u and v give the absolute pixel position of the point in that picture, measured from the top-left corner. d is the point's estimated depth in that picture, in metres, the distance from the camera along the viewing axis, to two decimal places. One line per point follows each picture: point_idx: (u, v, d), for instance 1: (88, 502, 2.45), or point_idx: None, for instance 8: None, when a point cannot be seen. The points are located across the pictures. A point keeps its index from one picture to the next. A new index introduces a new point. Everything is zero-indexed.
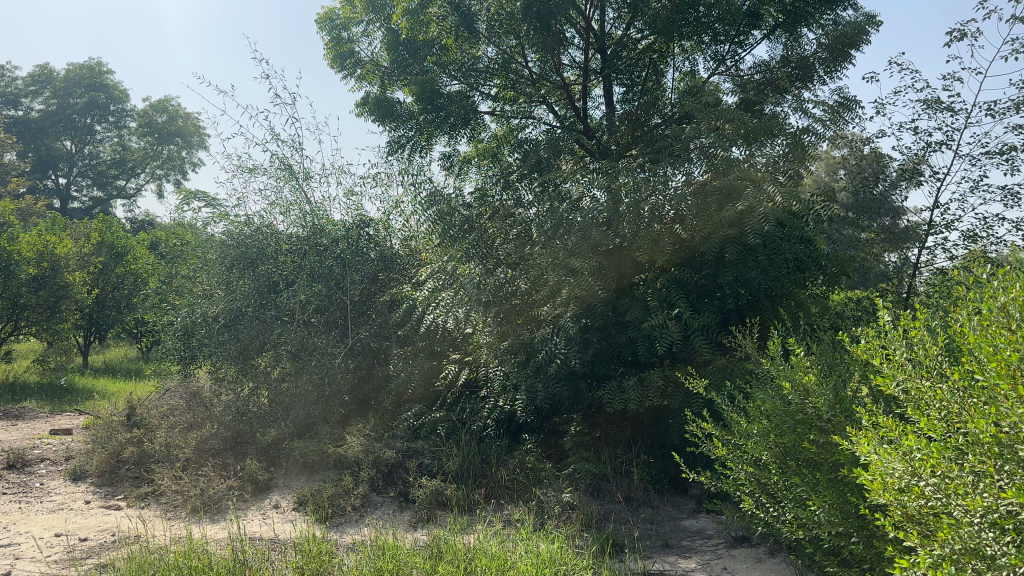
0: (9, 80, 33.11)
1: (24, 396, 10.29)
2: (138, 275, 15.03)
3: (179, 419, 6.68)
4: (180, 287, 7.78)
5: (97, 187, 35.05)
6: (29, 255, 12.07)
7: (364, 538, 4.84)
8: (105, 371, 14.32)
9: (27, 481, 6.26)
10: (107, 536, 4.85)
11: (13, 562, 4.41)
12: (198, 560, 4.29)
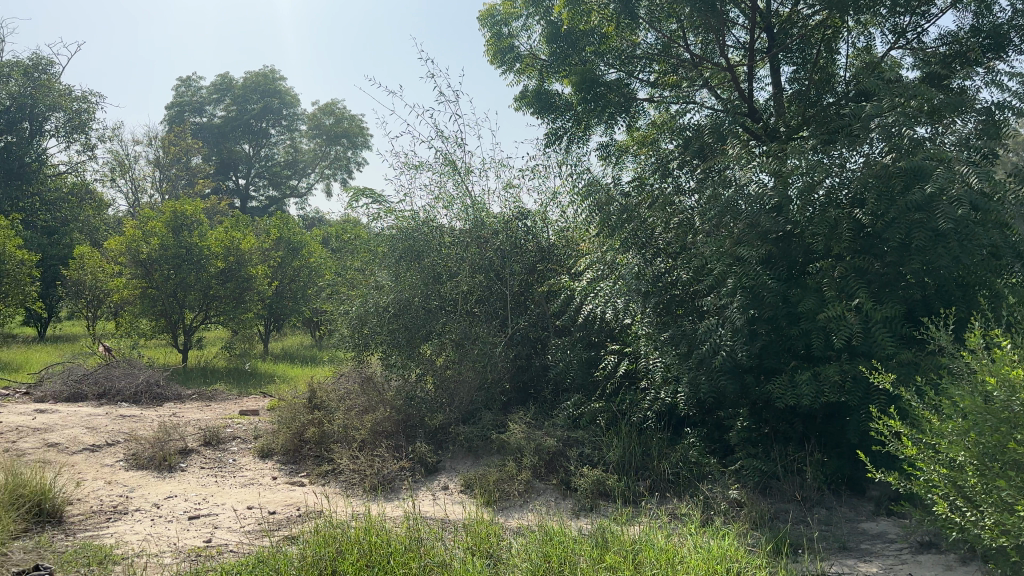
0: (196, 91, 36.68)
1: (213, 379, 11.26)
2: (312, 269, 16.13)
3: (355, 402, 7.07)
4: (350, 279, 8.12)
5: (272, 187, 37.59)
6: (217, 250, 13.20)
7: (531, 523, 4.93)
8: (284, 358, 15.42)
9: (222, 457, 6.84)
10: (293, 510, 5.18)
11: (213, 531, 4.82)
12: (377, 538, 4.56)
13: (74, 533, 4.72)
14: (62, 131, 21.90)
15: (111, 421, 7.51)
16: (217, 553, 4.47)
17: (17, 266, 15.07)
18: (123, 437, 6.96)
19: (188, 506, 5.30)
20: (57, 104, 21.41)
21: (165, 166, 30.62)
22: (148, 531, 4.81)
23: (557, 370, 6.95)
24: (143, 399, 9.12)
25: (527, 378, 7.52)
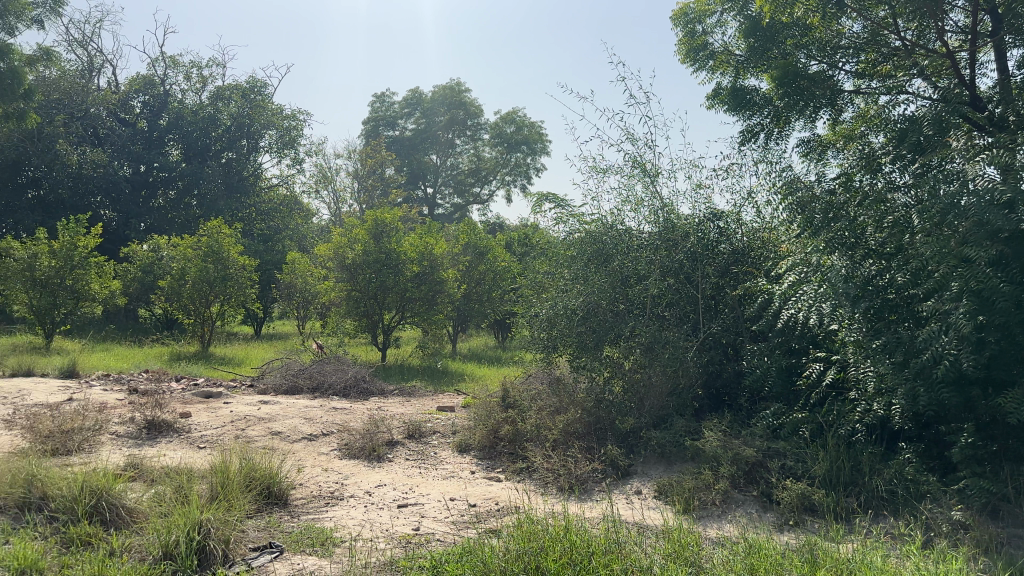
0: (389, 105, 39.59)
1: (410, 377, 11.84)
2: (497, 272, 16.81)
3: (546, 402, 7.24)
4: (539, 283, 8.33)
5: (457, 195, 39.79)
6: (413, 255, 14.01)
7: (732, 534, 4.85)
8: (472, 357, 16.13)
9: (425, 450, 7.22)
10: (493, 504, 5.37)
11: (420, 520, 5.15)
12: (578, 538, 4.61)
13: (298, 516, 5.26)
14: (275, 147, 25.53)
15: (325, 412, 8.12)
16: (425, 542, 4.80)
17: (240, 271, 16.60)
18: (336, 428, 7.49)
19: (396, 495, 5.65)
20: (271, 123, 25.09)
21: (364, 177, 33.74)
22: (362, 517, 5.22)
23: (754, 376, 6.80)
24: (350, 394, 9.70)
25: (720, 385, 7.34)
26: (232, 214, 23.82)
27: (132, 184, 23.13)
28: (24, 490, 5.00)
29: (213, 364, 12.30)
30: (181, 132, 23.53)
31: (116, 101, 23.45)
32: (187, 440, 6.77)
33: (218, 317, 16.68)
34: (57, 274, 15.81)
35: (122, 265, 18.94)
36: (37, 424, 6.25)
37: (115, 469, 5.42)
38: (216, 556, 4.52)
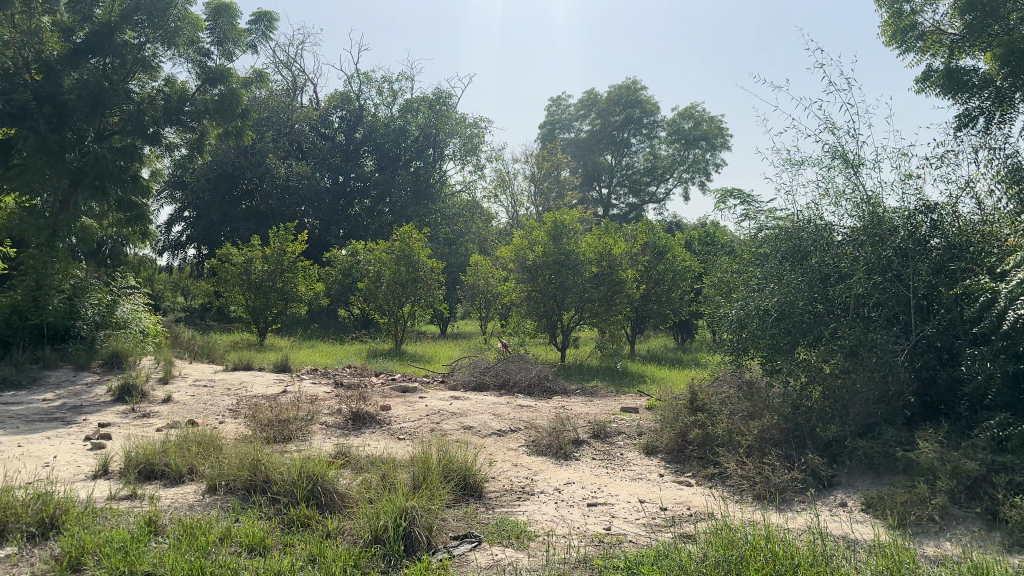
0: (564, 108, 41.54)
1: (591, 376, 12.05)
2: (675, 272, 17.26)
3: (738, 406, 7.09)
4: (733, 282, 8.36)
5: (632, 194, 40.68)
6: (592, 255, 14.40)
7: (954, 553, 4.55)
8: (651, 358, 16.24)
9: (611, 450, 7.27)
10: (684, 509, 5.48)
11: (611, 519, 5.32)
12: (780, 549, 4.43)
13: (493, 508, 5.55)
14: (457, 154, 28.56)
15: (512, 409, 8.39)
16: (618, 542, 4.91)
17: (429, 273, 17.66)
18: (523, 424, 7.71)
19: (586, 493, 5.84)
20: (455, 131, 28.03)
21: (539, 180, 36.59)
22: (555, 513, 5.42)
23: (974, 384, 6.33)
24: (535, 391, 9.88)
25: (935, 394, 6.83)
26: (420, 220, 26.56)
27: (331, 194, 26.10)
28: (250, 473, 5.59)
29: (405, 361, 13.14)
30: (374, 144, 26.96)
31: (317, 117, 27.11)
32: (388, 431, 7.20)
33: (408, 317, 17.68)
34: (269, 276, 17.55)
35: (324, 268, 21.02)
36: (260, 413, 6.97)
37: (327, 455, 5.93)
38: (421, 544, 4.91)
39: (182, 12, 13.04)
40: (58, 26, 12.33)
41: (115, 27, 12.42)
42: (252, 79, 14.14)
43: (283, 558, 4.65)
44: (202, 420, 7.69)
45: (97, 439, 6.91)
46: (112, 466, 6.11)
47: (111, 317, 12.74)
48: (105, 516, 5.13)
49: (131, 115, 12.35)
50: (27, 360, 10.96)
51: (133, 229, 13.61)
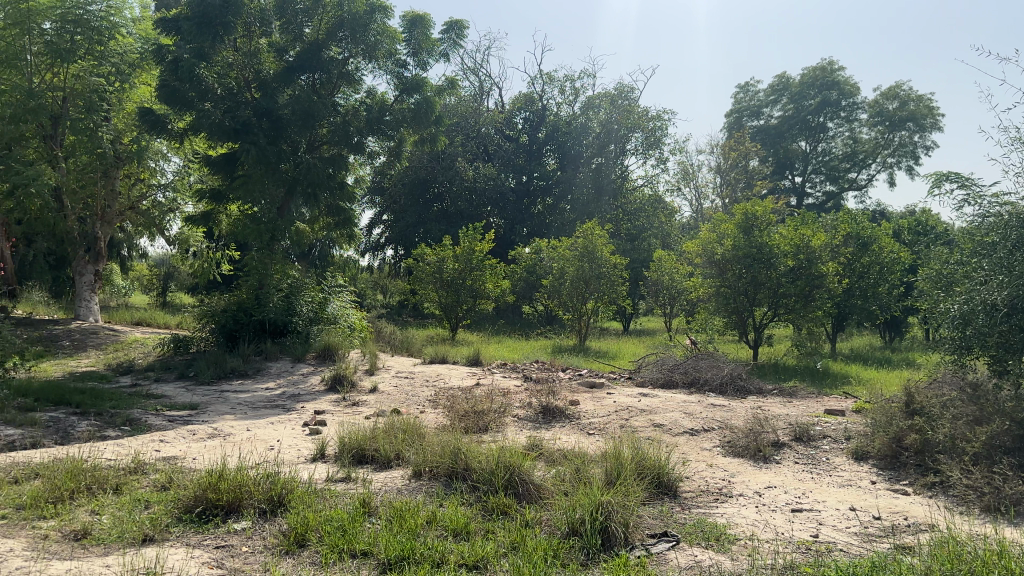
0: (754, 94, 41.81)
1: (791, 376, 11.75)
2: (883, 265, 16.80)
3: (962, 411, 6.55)
4: (960, 275, 7.64)
5: (829, 182, 40.23)
6: (788, 249, 14.07)
7: None
8: (856, 359, 15.52)
9: (816, 454, 6.96)
10: (900, 518, 5.18)
11: (818, 526, 5.11)
12: (1018, 566, 3.99)
13: (690, 508, 5.51)
14: (640, 147, 29.55)
15: (705, 408, 8.24)
16: (827, 550, 4.67)
17: (613, 269, 18.00)
18: (718, 424, 7.57)
19: (789, 498, 5.65)
20: (637, 125, 29.11)
21: (726, 171, 37.47)
22: (756, 517, 5.29)
23: None
24: (728, 390, 9.61)
25: None
26: (602, 217, 28.33)
27: (517, 193, 28.81)
28: (451, 461, 5.94)
29: (591, 357, 13.41)
30: (557, 143, 29.20)
31: (503, 120, 29.78)
32: (579, 425, 7.26)
33: (592, 312, 18.27)
34: (459, 275, 18.37)
35: (511, 265, 22.19)
36: (459, 405, 7.33)
37: (523, 447, 6.17)
38: (618, 538, 4.93)
39: (381, 26, 13.92)
40: (273, 47, 13.78)
41: (321, 44, 13.53)
42: (445, 86, 14.73)
43: (486, 544, 4.86)
44: (405, 409, 8.16)
45: (315, 425, 7.55)
46: (329, 450, 6.68)
47: (323, 312, 13.81)
48: (324, 496, 5.64)
49: (338, 127, 13.65)
50: (252, 352, 12.22)
51: (340, 231, 15.23)
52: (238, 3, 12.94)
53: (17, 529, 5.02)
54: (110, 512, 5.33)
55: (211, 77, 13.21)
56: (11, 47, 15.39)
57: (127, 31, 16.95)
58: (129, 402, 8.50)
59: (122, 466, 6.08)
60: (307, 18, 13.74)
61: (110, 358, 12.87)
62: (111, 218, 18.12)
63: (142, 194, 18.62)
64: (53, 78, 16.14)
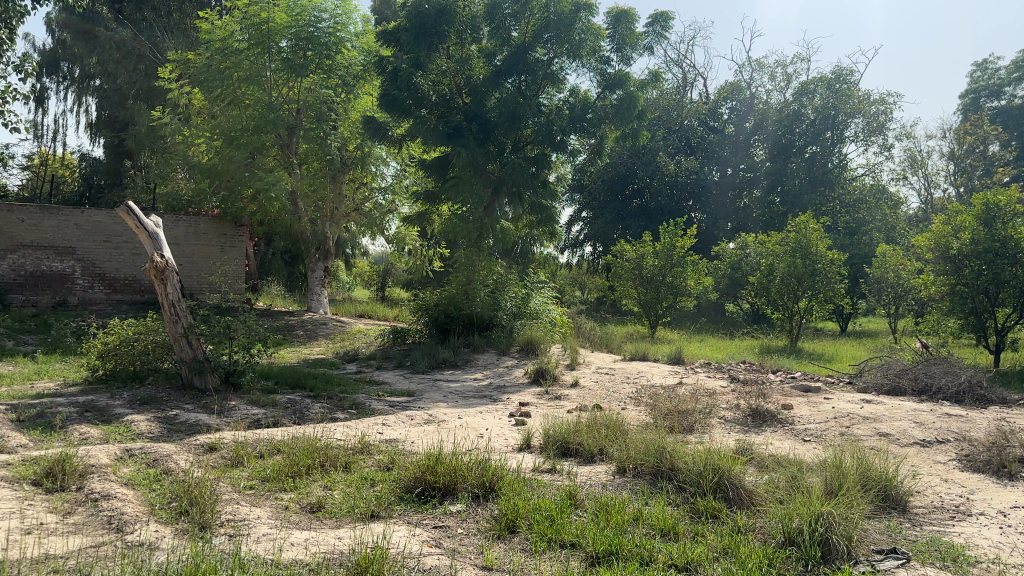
0: (993, 72, 38.73)
1: None
2: None
3: None
4: None
5: None
6: None
7: None
8: None
9: None
10: None
11: None
12: None
13: (921, 525, 5.14)
14: (861, 134, 27.74)
15: (938, 418, 7.54)
16: None
17: (827, 265, 17.19)
18: (954, 437, 6.93)
19: None
20: (857, 110, 27.17)
21: (961, 157, 34.80)
22: (1001, 540, 4.81)
23: None
24: (966, 399, 8.78)
25: None
26: (817, 209, 26.98)
27: (721, 186, 30.01)
28: (657, 460, 5.95)
29: (804, 359, 12.95)
30: (765, 132, 28.75)
31: (708, 111, 31.14)
32: (792, 431, 6.99)
33: (806, 313, 17.56)
34: (659, 271, 18.28)
35: (714, 263, 22.30)
36: (661, 404, 7.35)
37: (732, 450, 6.06)
38: (840, 551, 4.64)
39: (586, 25, 14.19)
40: (483, 52, 14.46)
41: (528, 47, 14.12)
42: (648, 79, 14.63)
43: (697, 546, 4.74)
44: (607, 404, 8.32)
45: (520, 416, 7.77)
46: (535, 441, 6.87)
47: (526, 308, 14.03)
48: (532, 486, 5.84)
49: (542, 126, 14.05)
50: (461, 345, 12.89)
51: (543, 228, 15.51)
52: (451, 13, 14.00)
53: (263, 499, 5.62)
54: (340, 488, 5.83)
55: (427, 84, 14.34)
56: (253, 65, 17.25)
57: (352, 45, 18.21)
58: (354, 387, 9.20)
59: (349, 446, 6.60)
60: (515, 21, 14.25)
61: (337, 347, 14.13)
62: (339, 218, 19.62)
63: (365, 198, 19.91)
64: (288, 92, 17.91)
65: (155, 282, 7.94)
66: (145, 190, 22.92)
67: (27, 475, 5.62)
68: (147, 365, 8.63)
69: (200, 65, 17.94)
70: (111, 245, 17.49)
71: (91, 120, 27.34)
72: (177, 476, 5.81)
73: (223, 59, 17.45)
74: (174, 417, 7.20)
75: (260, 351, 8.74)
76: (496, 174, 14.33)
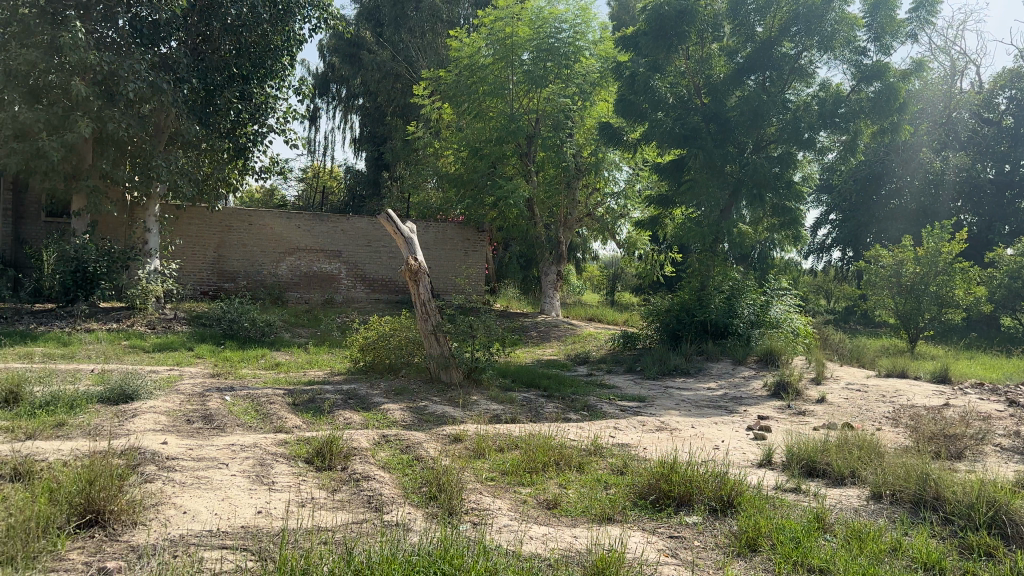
0: None
1: None
2: None
3: None
4: None
5: None
6: None
7: None
8: None
9: None
10: None
11: None
12: None
13: None
14: None
15: None
16: None
17: None
18: None
19: None
20: None
21: None
22: None
23: None
24: None
25: None
26: None
27: (996, 185, 26.87)
28: (919, 487, 5.49)
29: None
30: None
31: (982, 101, 27.45)
32: None
33: None
34: (921, 280, 16.86)
35: (988, 270, 20.17)
36: (923, 426, 6.86)
37: (1012, 483, 5.43)
38: None
39: (839, 15, 13.68)
40: (724, 50, 14.44)
41: (774, 42, 13.78)
42: (913, 69, 13.65)
43: None
44: (857, 424, 7.99)
45: (759, 430, 7.73)
46: (775, 458, 6.79)
47: (765, 317, 13.42)
48: (774, 504, 5.60)
49: (787, 123, 13.50)
50: (694, 352, 12.89)
51: (785, 233, 14.86)
52: (693, 13, 14.02)
53: (502, 491, 5.86)
54: (575, 487, 5.95)
55: (664, 87, 14.46)
56: (497, 79, 18.66)
57: (590, 53, 18.77)
58: (585, 390, 9.56)
59: (583, 447, 6.78)
60: (759, 17, 14.04)
61: (569, 349, 14.76)
62: (572, 223, 19.73)
63: (597, 202, 19.87)
64: (529, 103, 18.87)
65: (410, 283, 8.94)
66: (400, 199, 25.43)
67: (302, 453, 6.30)
68: (399, 358, 9.29)
69: (451, 81, 19.63)
70: (371, 249, 19.44)
71: (354, 136, 30.53)
72: (426, 463, 6.23)
73: (472, 75, 19.04)
74: (422, 408, 7.77)
75: (498, 350, 9.19)
76: (735, 174, 13.96)
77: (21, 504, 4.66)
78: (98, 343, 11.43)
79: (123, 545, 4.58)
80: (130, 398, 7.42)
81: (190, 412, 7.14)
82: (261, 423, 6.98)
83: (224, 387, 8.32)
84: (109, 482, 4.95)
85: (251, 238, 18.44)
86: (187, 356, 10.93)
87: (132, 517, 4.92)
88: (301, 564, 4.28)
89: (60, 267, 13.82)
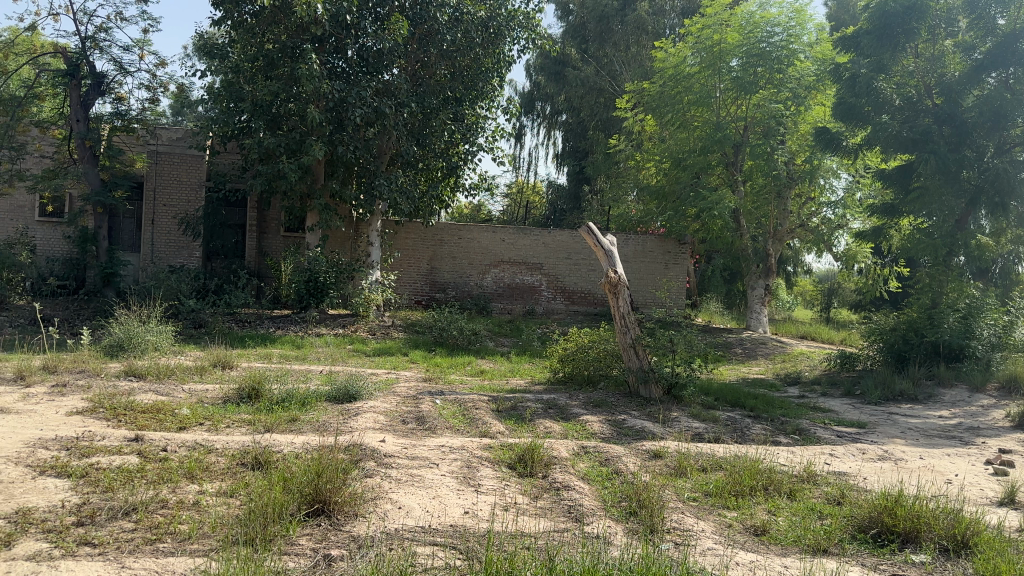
0: None
1: None
2: None
3: None
4: None
5: None
6: None
7: None
8: None
9: None
10: None
11: None
12: None
13: None
14: None
15: None
16: None
17: None
18: None
19: None
20: None
21: None
22: None
23: None
24: None
25: None
26: None
27: None
28: None
29: None
30: None
31: None
32: None
33: None
34: None
35: None
36: None
37: None
38: None
39: None
40: (960, 46, 13.07)
41: (1018, 35, 12.40)
42: None
43: None
44: None
45: (1000, 464, 6.97)
46: (1020, 497, 6.06)
47: (1010, 338, 12.27)
48: (1019, 548, 4.96)
49: None
50: (923, 376, 11.80)
51: None
52: (923, 9, 12.96)
53: (706, 513, 5.66)
54: (786, 514, 5.63)
55: (889, 88, 13.49)
56: (704, 88, 18.38)
57: (805, 57, 17.86)
58: (796, 412, 9.08)
59: (794, 473, 6.42)
60: (1001, 8, 12.71)
61: (778, 368, 14.11)
62: (782, 235, 18.97)
63: (812, 212, 18.89)
64: (737, 110, 18.40)
65: (609, 295, 9.00)
66: (599, 213, 25.69)
67: (505, 458, 6.50)
68: (598, 370, 9.39)
69: (655, 93, 19.83)
70: (570, 260, 19.69)
71: (557, 151, 31.42)
72: (626, 477, 6.20)
73: (677, 86, 19.00)
74: (622, 422, 7.77)
75: (699, 366, 8.92)
76: (973, 180, 12.85)
77: (261, 491, 5.19)
78: (326, 346, 12.61)
79: (346, 535, 4.95)
80: (352, 398, 8.06)
81: (405, 414, 7.61)
82: (467, 427, 7.30)
83: (434, 391, 8.80)
84: (335, 475, 5.38)
85: (461, 251, 19.44)
86: (403, 361, 11.72)
87: (354, 509, 5.30)
88: (506, 567, 4.38)
89: (296, 277, 15.35)
